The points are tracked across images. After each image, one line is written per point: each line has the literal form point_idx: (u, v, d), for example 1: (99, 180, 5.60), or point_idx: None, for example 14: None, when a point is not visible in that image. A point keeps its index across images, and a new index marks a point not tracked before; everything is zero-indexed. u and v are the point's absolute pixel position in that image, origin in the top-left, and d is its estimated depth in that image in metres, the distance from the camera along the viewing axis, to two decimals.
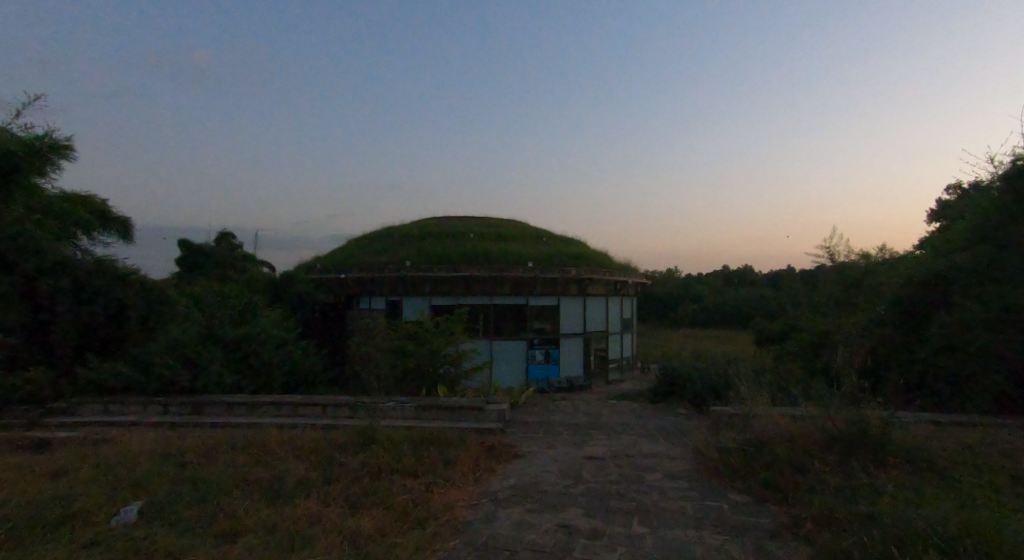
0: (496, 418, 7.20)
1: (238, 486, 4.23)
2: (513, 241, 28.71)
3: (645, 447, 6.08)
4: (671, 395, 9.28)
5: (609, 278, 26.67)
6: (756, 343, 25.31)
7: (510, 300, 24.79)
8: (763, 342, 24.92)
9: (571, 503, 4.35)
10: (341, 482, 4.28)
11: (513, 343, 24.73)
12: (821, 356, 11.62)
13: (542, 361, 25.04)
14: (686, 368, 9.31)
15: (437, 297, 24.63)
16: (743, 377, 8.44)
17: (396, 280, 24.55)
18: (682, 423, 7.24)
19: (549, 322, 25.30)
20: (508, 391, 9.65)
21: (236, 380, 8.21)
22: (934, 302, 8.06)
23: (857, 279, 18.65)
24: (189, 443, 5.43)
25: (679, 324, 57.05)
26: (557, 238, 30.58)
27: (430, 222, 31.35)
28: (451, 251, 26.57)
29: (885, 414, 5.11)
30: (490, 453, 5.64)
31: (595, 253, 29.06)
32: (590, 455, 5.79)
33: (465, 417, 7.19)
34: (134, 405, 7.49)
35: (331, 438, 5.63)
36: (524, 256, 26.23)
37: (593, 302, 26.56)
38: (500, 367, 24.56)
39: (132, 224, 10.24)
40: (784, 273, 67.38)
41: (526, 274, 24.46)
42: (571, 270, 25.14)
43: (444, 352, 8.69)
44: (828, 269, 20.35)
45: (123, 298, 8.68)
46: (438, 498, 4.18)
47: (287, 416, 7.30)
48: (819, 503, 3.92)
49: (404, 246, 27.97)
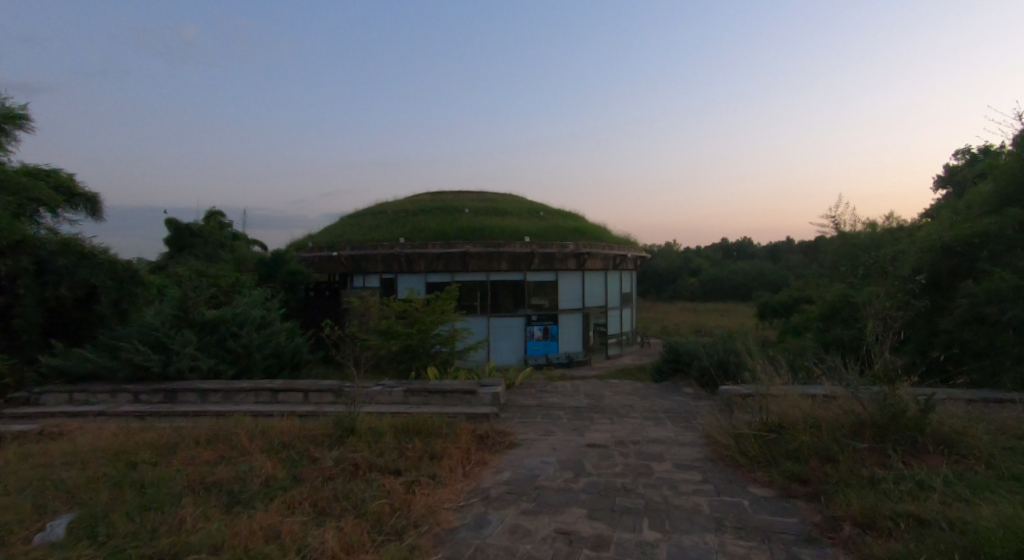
0: (491, 402, 6.74)
1: (194, 489, 3.72)
2: (510, 216, 28.05)
3: (652, 432, 5.57)
4: (676, 373, 8.81)
5: (609, 252, 26.11)
6: (759, 315, 24.87)
7: (508, 276, 24.27)
8: (766, 314, 24.47)
9: (572, 502, 3.85)
10: (310, 485, 3.76)
11: (511, 320, 24.29)
12: (832, 329, 11.13)
13: (541, 337, 24.63)
14: (692, 344, 8.80)
15: (433, 274, 24.09)
16: (754, 354, 7.95)
17: (390, 258, 23.98)
18: (690, 404, 6.76)
19: (547, 297, 24.83)
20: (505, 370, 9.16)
21: (213, 365, 7.70)
22: (960, 270, 7.51)
23: (865, 249, 18.09)
24: (149, 437, 4.92)
25: (678, 297, 56.70)
26: (555, 212, 29.91)
27: (424, 198, 30.63)
28: (446, 227, 25.93)
29: (920, 395, 4.59)
30: (483, 443, 5.14)
31: (594, 227, 28.43)
32: (592, 443, 5.29)
33: (457, 401, 6.74)
34: (102, 393, 6.99)
35: (307, 429, 5.11)
36: (521, 230, 25.60)
37: (592, 277, 26.06)
38: (498, 345, 24.14)
39: (101, 201, 9.64)
40: (784, 245, 66.83)
41: (523, 250, 23.87)
42: (569, 244, 24.56)
43: (436, 331, 8.15)
44: (834, 239, 19.78)
45: (91, 279, 8.12)
46: (421, 502, 3.67)
47: (265, 404, 6.82)
48: (857, 501, 3.42)
49: (398, 222, 27.30)
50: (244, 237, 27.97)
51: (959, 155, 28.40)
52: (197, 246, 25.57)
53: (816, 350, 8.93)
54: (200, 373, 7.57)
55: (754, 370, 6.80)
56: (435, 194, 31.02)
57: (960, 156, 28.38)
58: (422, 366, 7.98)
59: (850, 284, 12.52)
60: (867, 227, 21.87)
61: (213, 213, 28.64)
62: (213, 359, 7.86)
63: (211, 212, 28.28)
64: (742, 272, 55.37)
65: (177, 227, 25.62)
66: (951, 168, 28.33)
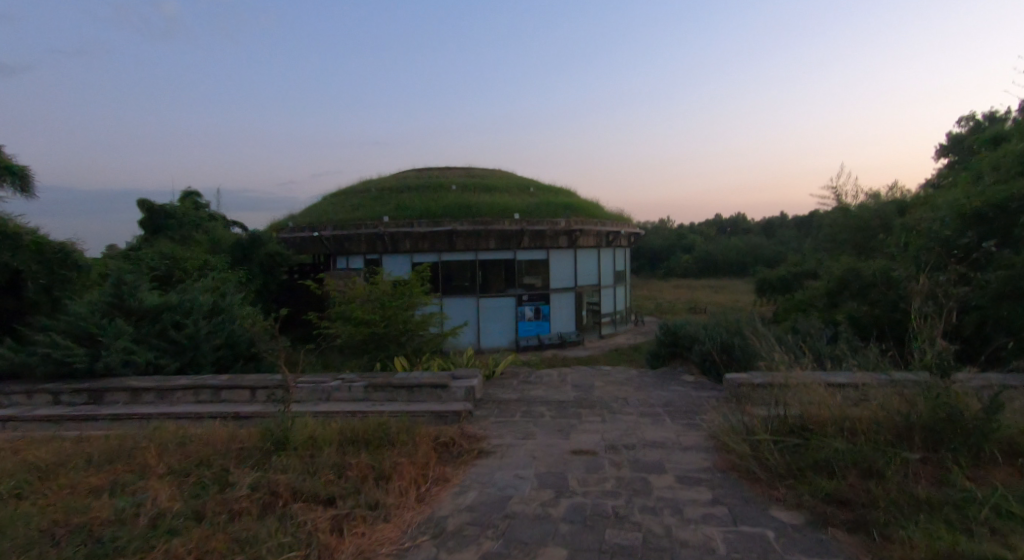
0: (464, 397, 5.90)
1: (53, 534, 2.84)
2: (499, 193, 27.03)
3: (649, 434, 4.72)
4: (675, 358, 7.98)
5: (602, 229, 25.20)
6: (758, 292, 24.08)
7: (497, 255, 23.36)
8: (765, 291, 23.70)
9: (548, 539, 3.00)
10: (208, 526, 2.89)
11: (501, 300, 23.45)
12: (842, 306, 10.30)
13: (532, 317, 23.83)
14: (692, 326, 7.96)
15: (419, 253, 23.13)
16: (761, 336, 7.14)
17: (374, 238, 23.02)
18: (692, 395, 5.93)
19: (539, 277, 23.98)
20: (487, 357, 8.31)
21: (151, 358, 6.80)
22: (994, 239, 6.61)
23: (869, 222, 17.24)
24: (38, 453, 4.04)
25: (671, 275, 55.97)
26: (545, 188, 28.91)
27: (410, 175, 29.52)
28: (432, 204, 24.91)
29: (978, 389, 3.73)
30: (446, 452, 4.28)
31: (586, 203, 27.49)
32: (578, 449, 4.45)
33: (426, 397, 5.87)
34: (18, 394, 6.11)
35: (233, 440, 4.23)
36: (510, 207, 24.60)
37: (585, 255, 25.19)
38: (488, 327, 23.32)
39: (32, 175, 8.63)
40: (779, 220, 66.08)
41: (513, 227, 22.90)
42: (560, 221, 23.64)
43: (406, 316, 7.23)
44: (837, 212, 18.94)
45: (12, 263, 7.19)
46: (351, 548, 2.80)
47: (205, 404, 5.90)
48: (921, 540, 2.57)
49: (382, 201, 26.24)
50: (222, 218, 26.93)
51: (961, 123, 27.64)
52: (171, 227, 24.50)
53: (827, 331, 8.13)
54: (135, 368, 6.68)
55: (764, 355, 5.95)
56: (421, 171, 29.91)
57: (962, 124, 27.60)
58: (389, 356, 7.07)
59: (858, 259, 11.72)
60: (869, 198, 21.06)
61: (190, 193, 27.53)
62: (152, 352, 6.95)
63: (187, 192, 27.20)
64: (736, 248, 54.70)
65: (150, 209, 24.51)
66: (954, 137, 27.50)
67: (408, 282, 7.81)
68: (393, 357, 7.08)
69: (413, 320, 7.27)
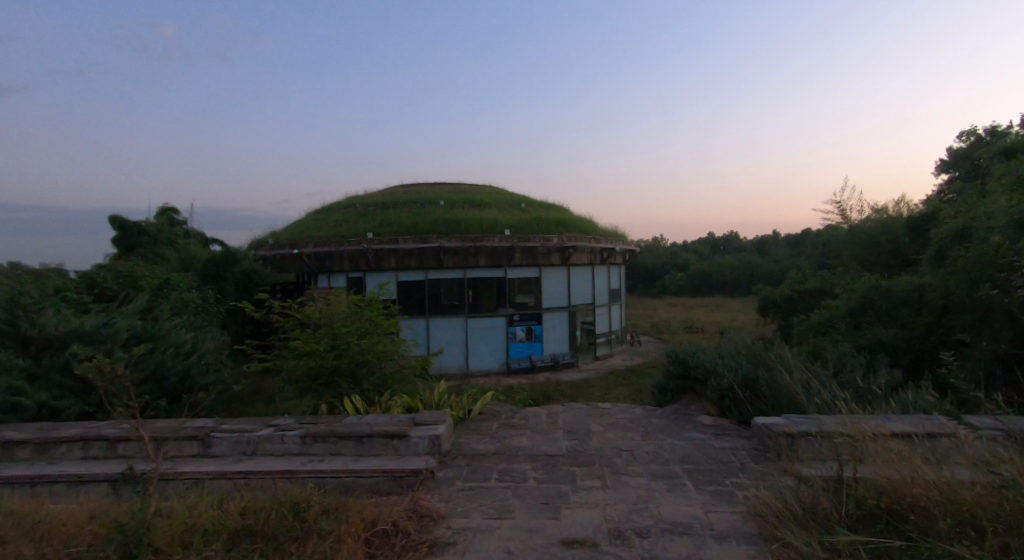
0: (427, 450, 4.67)
1: None
2: (489, 208, 25.90)
3: (667, 510, 3.49)
4: (686, 393, 6.79)
5: (596, 246, 24.11)
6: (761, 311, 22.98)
7: (486, 273, 22.21)
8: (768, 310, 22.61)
9: None
10: None
11: (491, 320, 22.21)
12: (871, 328, 9.16)
13: (524, 338, 22.59)
14: (705, 355, 6.77)
15: (405, 272, 21.92)
16: (791, 368, 5.98)
17: (357, 255, 21.81)
18: (715, 446, 4.71)
19: (531, 295, 22.79)
20: (464, 391, 7.08)
21: (47, 400, 5.53)
22: None
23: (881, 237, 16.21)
24: None
25: (666, 293, 54.89)
26: (538, 204, 27.89)
27: (397, 191, 28.43)
28: (419, 220, 23.77)
29: None
30: (384, 549, 3.03)
31: (580, 220, 26.47)
32: (570, 537, 3.21)
33: (379, 449, 4.66)
34: None
35: (78, 537, 2.95)
36: (501, 223, 23.49)
37: (579, 272, 24.06)
38: (477, 348, 22.06)
39: None
40: (773, 238, 65.58)
41: (503, 244, 21.77)
42: (553, 238, 22.54)
43: (367, 343, 5.95)
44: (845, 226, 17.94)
45: None
46: None
47: (97, 461, 4.62)
48: None
49: (367, 217, 25.09)
50: (200, 236, 25.65)
51: (961, 137, 27.04)
52: (144, 246, 23.22)
53: (862, 359, 6.99)
54: (23, 413, 5.38)
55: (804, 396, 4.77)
56: (408, 187, 28.84)
57: (963, 138, 27.01)
58: (340, 395, 5.79)
59: (880, 277, 10.63)
60: (876, 213, 20.16)
61: (166, 208, 26.27)
62: (49, 392, 5.66)
63: (163, 208, 25.99)
64: (732, 266, 53.82)
65: (123, 227, 23.24)
66: (955, 151, 26.87)
67: (372, 303, 6.55)
68: (346, 395, 5.81)
69: (376, 347, 6.00)
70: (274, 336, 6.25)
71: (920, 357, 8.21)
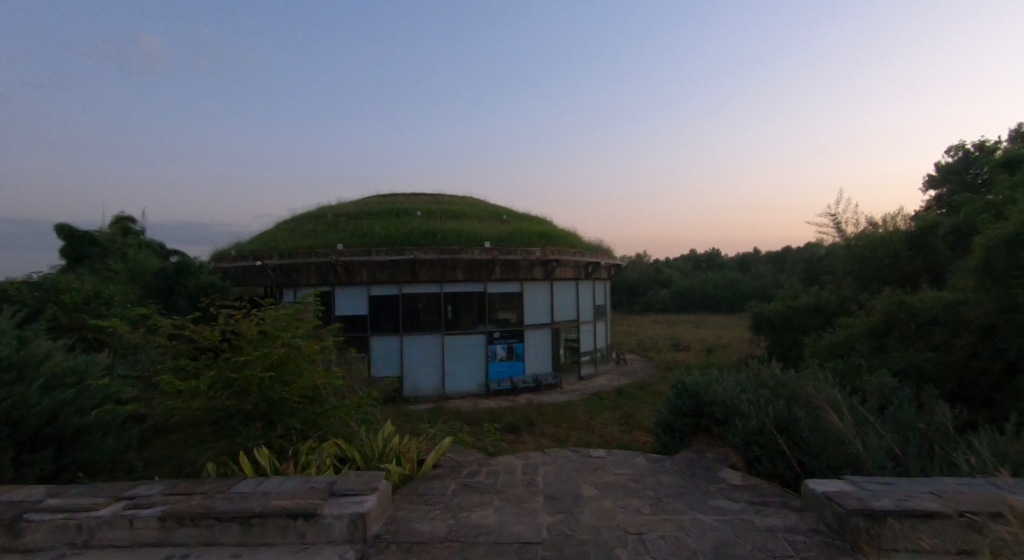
0: (344, 537, 3.26)
1: None
2: (468, 220, 24.58)
3: None
4: (698, 436, 5.44)
5: (581, 259, 22.86)
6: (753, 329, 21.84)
7: (464, 287, 20.78)
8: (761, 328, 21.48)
9: None
10: None
11: (469, 338, 20.71)
12: (900, 351, 7.93)
13: (504, 357, 21.12)
14: (720, 385, 5.45)
15: (377, 285, 20.38)
16: (837, 407, 4.66)
17: (325, 267, 20.24)
18: (758, 528, 3.32)
19: (512, 311, 21.40)
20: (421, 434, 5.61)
21: None
22: None
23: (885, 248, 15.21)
24: None
25: (649, 310, 53.84)
26: (519, 215, 26.65)
27: (371, 201, 26.99)
28: (393, 231, 22.32)
29: None
30: None
31: (563, 233, 25.29)
32: None
33: (273, 537, 3.24)
34: None
35: None
36: (480, 235, 22.13)
37: (562, 288, 22.74)
38: (454, 368, 20.53)
39: None
40: (754, 256, 65.35)
41: (483, 256, 20.40)
42: (535, 250, 21.24)
43: (287, 374, 4.47)
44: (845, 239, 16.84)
45: None
46: None
47: None
48: None
49: (338, 227, 23.59)
50: (159, 246, 23.85)
51: (950, 152, 26.43)
52: (94, 256, 21.40)
53: (910, 389, 5.71)
54: None
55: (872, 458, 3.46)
56: (383, 197, 27.41)
57: (952, 153, 26.38)
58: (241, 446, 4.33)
59: (901, 291, 9.42)
60: (872, 226, 19.20)
61: (124, 218, 24.43)
62: None
63: (119, 217, 24.23)
64: (715, 283, 53.14)
65: (72, 236, 21.45)
66: (944, 166, 26.22)
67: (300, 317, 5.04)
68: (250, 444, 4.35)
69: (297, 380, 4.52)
70: (161, 366, 4.72)
71: (964, 385, 6.96)
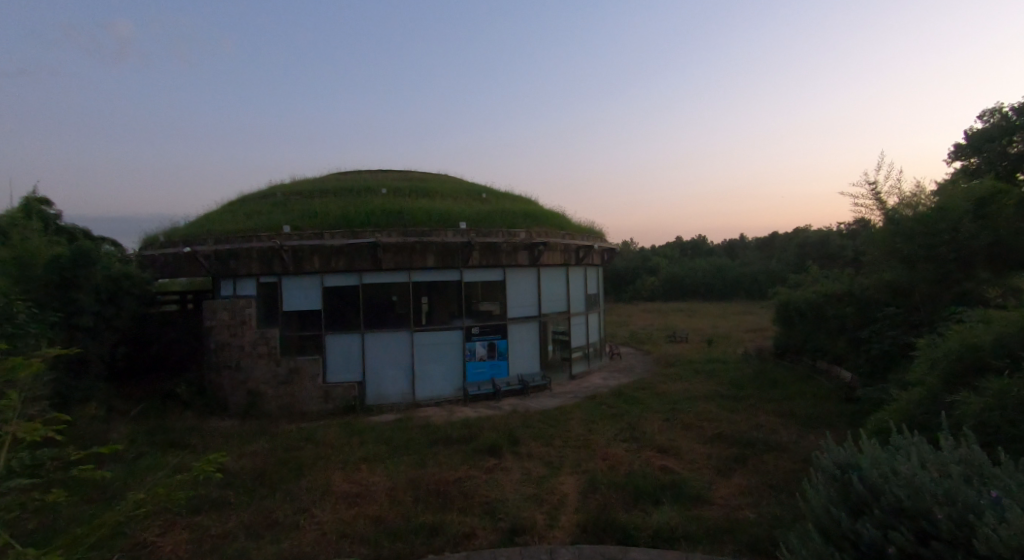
0: None
1: None
2: (441, 198, 21.20)
3: None
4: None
5: (571, 242, 19.63)
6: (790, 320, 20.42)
7: (437, 275, 17.39)
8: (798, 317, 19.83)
9: None
10: None
11: (443, 336, 17.33)
12: None
13: (484, 356, 17.85)
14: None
15: (332, 274, 16.83)
16: None
17: (269, 253, 16.62)
18: None
19: (494, 303, 18.08)
20: None
21: None
22: None
23: (966, 224, 12.70)
24: None
25: (637, 298, 50.82)
26: (500, 193, 23.32)
27: (328, 178, 23.39)
28: (351, 210, 18.81)
29: None
30: None
31: (551, 213, 22.03)
32: None
33: None
34: None
35: None
36: (455, 214, 18.76)
37: (551, 275, 19.49)
38: (426, 371, 17.20)
39: None
40: (743, 244, 63.10)
41: (457, 239, 17.03)
42: (519, 231, 17.92)
43: None
44: (912, 214, 13.95)
45: None
46: None
47: None
48: None
49: (289, 207, 20.04)
50: (77, 232, 19.97)
51: (980, 119, 23.68)
52: None
53: None
54: None
55: None
56: (343, 174, 23.81)
57: (981, 119, 23.64)
58: None
59: None
60: (916, 197, 16.21)
61: (36, 199, 20.46)
62: None
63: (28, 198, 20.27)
64: (704, 270, 50.47)
65: None
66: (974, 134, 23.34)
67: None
68: None
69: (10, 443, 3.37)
70: None
71: None
